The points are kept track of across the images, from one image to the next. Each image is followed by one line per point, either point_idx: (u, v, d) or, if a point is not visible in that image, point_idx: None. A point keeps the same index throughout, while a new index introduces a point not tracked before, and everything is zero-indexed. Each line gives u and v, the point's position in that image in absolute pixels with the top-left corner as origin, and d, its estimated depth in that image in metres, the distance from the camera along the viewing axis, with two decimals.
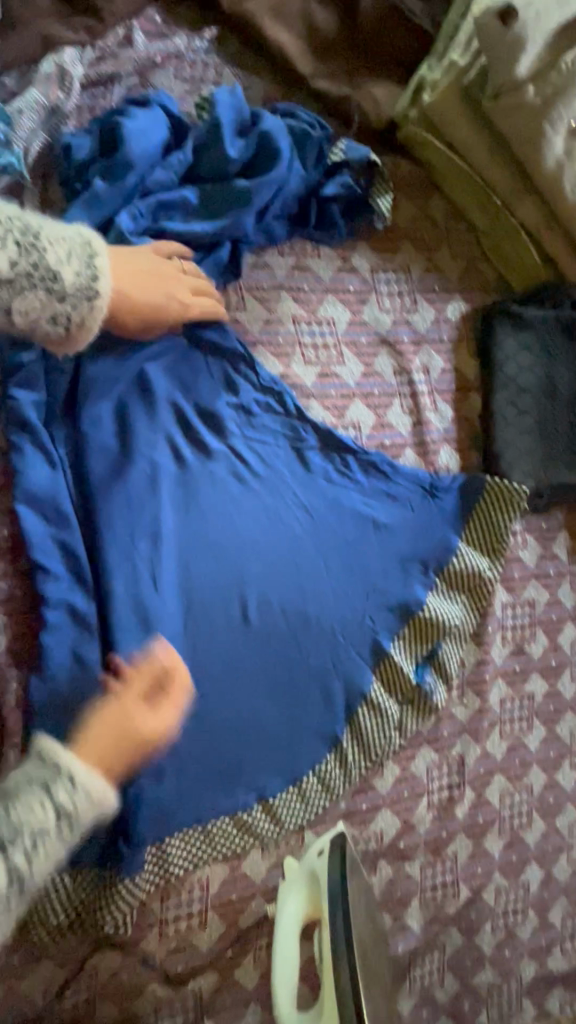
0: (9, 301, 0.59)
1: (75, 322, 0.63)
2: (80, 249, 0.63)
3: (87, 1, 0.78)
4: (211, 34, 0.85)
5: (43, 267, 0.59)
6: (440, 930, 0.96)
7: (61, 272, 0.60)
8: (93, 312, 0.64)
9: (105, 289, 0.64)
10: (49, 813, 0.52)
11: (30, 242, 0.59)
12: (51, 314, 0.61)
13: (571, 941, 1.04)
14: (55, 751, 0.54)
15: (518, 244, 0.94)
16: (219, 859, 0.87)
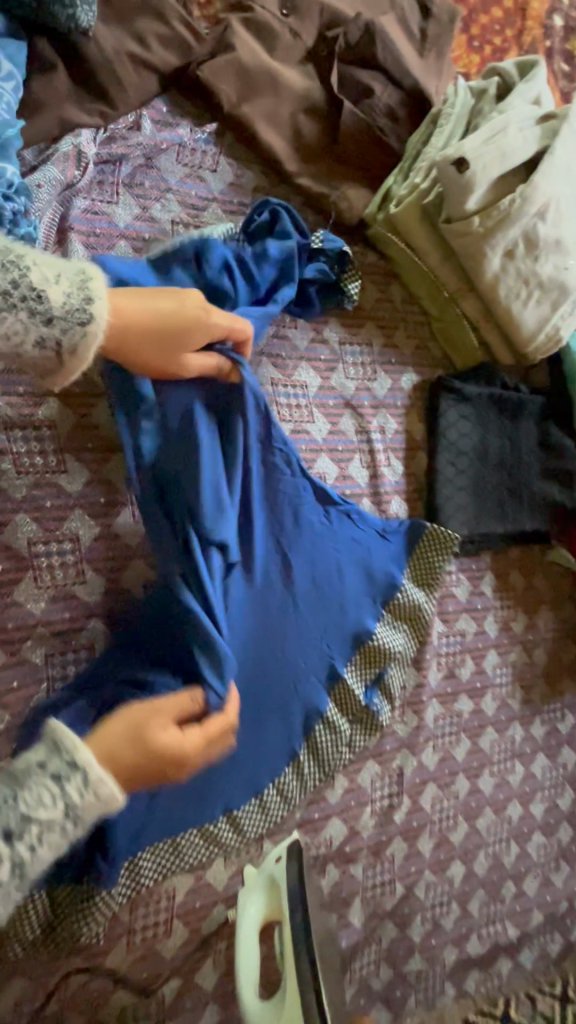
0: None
1: (67, 348, 0.55)
2: (74, 275, 0.56)
3: (102, 87, 0.86)
4: (210, 128, 0.96)
5: (25, 287, 0.52)
6: (377, 923, 1.09)
7: (46, 291, 0.53)
8: (86, 340, 0.55)
9: (101, 314, 0.55)
10: (58, 806, 0.50)
11: (10, 261, 0.52)
12: (38, 338, 0.53)
13: (487, 927, 1.20)
14: (68, 739, 0.52)
15: (462, 331, 1.12)
16: (186, 870, 0.94)
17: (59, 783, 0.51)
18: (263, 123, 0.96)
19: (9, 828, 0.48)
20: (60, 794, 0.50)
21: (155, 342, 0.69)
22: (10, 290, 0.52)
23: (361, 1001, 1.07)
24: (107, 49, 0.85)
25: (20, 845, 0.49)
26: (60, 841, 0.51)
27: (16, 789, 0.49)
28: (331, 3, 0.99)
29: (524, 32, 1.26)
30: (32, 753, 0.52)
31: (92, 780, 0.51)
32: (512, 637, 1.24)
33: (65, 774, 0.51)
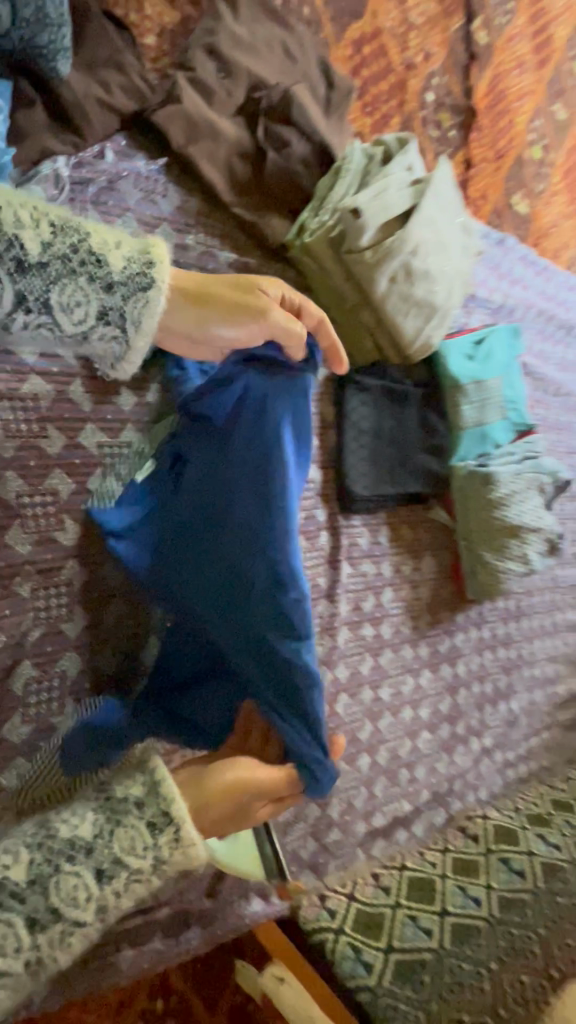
0: (48, 290, 0.53)
1: (130, 318, 0.59)
2: (131, 244, 0.59)
3: (75, 121, 1.05)
4: (162, 161, 1.18)
5: (85, 254, 0.55)
6: (305, 804, 1.37)
7: (106, 258, 0.56)
8: (148, 304, 0.59)
9: (160, 279, 0.60)
10: (147, 855, 0.66)
11: (71, 228, 0.54)
12: (101, 306, 0.56)
13: (389, 804, 1.50)
14: (170, 796, 0.68)
15: (363, 337, 1.41)
16: None
17: (153, 831, 0.66)
18: (205, 161, 1.20)
19: (102, 866, 0.65)
20: (149, 847, 0.66)
21: (233, 296, 0.67)
22: (69, 257, 0.54)
23: (293, 867, 1.32)
24: (78, 92, 1.04)
25: (109, 882, 0.65)
26: (143, 885, 0.67)
27: (113, 827, 0.66)
28: (256, 70, 1.25)
29: (404, 104, 1.62)
30: (131, 790, 0.69)
31: (181, 839, 0.67)
32: (403, 577, 1.58)
33: (157, 827, 0.67)
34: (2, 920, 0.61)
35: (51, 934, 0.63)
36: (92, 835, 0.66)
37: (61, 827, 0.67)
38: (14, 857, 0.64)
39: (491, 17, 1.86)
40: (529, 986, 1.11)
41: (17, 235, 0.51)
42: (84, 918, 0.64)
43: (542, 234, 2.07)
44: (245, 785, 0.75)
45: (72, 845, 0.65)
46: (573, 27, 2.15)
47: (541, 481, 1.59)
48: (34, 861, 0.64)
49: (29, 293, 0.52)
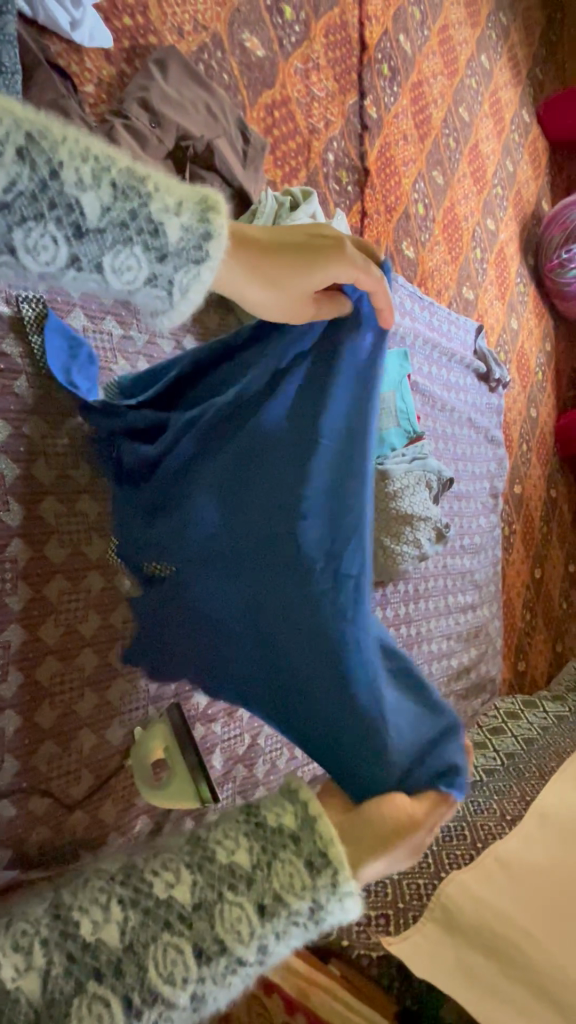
0: (101, 254, 0.53)
1: (178, 285, 0.58)
2: (194, 203, 0.57)
3: None
4: None
5: (143, 221, 0.54)
6: (233, 764, 1.50)
7: (164, 224, 0.55)
8: (197, 273, 0.58)
9: (215, 255, 0.59)
10: (305, 901, 0.59)
11: (132, 189, 0.53)
12: (151, 272, 0.56)
13: (309, 764, 1.68)
14: (330, 833, 0.62)
15: None
16: (89, 729, 1.25)
17: (311, 870, 0.60)
18: None
19: (263, 902, 0.59)
20: (308, 888, 0.60)
21: (282, 262, 0.70)
22: (126, 222, 0.53)
23: None
24: None
25: (269, 922, 0.58)
26: (300, 932, 0.60)
27: (271, 860, 0.60)
28: (184, 123, 1.47)
29: (309, 160, 1.92)
30: (284, 820, 0.63)
31: (339, 884, 0.60)
32: None
33: (316, 868, 0.61)
34: (171, 944, 0.56)
35: (215, 971, 0.56)
36: (252, 866, 0.60)
37: (218, 849, 0.60)
38: (174, 876, 0.58)
39: (380, 96, 2.23)
40: (423, 884, 1.34)
41: (76, 198, 0.51)
42: (247, 956, 0.57)
43: (426, 276, 2.46)
44: (409, 822, 0.66)
45: (232, 872, 0.59)
46: (447, 110, 2.61)
47: (429, 478, 1.89)
48: (197, 884, 0.58)
49: (82, 255, 0.53)
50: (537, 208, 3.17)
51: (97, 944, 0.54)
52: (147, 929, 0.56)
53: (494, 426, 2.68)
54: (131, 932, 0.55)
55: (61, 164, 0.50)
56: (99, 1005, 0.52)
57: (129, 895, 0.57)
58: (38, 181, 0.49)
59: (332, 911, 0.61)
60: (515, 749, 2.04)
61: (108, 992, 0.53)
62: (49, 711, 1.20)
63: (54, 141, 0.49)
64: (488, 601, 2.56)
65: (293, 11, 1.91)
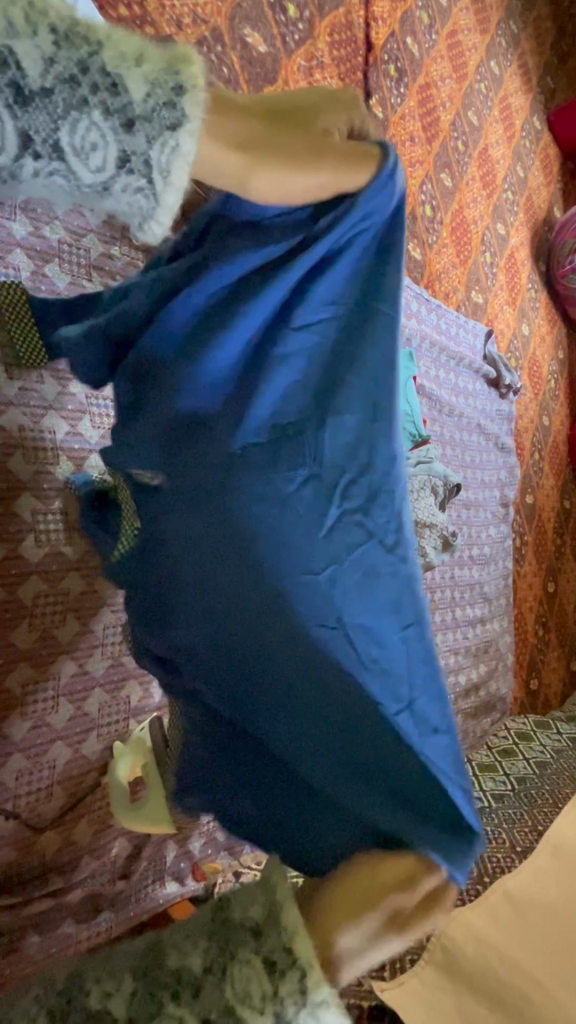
0: (56, 128, 0.49)
1: (156, 163, 0.52)
2: (156, 55, 0.50)
3: None
4: None
5: (97, 78, 0.48)
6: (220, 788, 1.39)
7: (123, 83, 0.49)
8: (175, 141, 0.52)
9: (192, 115, 0.51)
10: (267, 1011, 0.56)
11: (77, 38, 0.47)
12: (120, 149, 0.51)
13: None
14: (292, 921, 0.59)
15: None
16: (64, 742, 1.17)
17: (272, 973, 0.57)
18: None
19: (212, 1009, 0.57)
20: (268, 997, 0.57)
21: (291, 134, 0.61)
22: (77, 81, 0.48)
23: (208, 851, 1.34)
24: None
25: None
26: None
27: (226, 963, 0.59)
28: None
29: None
30: (252, 907, 0.61)
31: (309, 993, 0.57)
32: None
33: (278, 970, 0.58)
34: None
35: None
36: (203, 967, 0.59)
37: (172, 952, 0.61)
38: (117, 982, 0.60)
39: (386, 97, 2.20)
40: None
41: (10, 50, 0.45)
42: None
43: (434, 278, 2.40)
44: (372, 891, 0.62)
45: (179, 976, 0.59)
46: (455, 114, 2.57)
47: (434, 481, 1.81)
48: (136, 993, 0.59)
49: (34, 131, 0.48)
50: (549, 214, 3.10)
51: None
52: None
53: (505, 433, 2.59)
54: None
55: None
56: None
57: (73, 995, 0.60)
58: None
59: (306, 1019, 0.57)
60: (526, 773, 1.91)
61: None
62: (19, 722, 1.12)
63: None
64: (499, 616, 2.44)
65: (297, 9, 1.89)
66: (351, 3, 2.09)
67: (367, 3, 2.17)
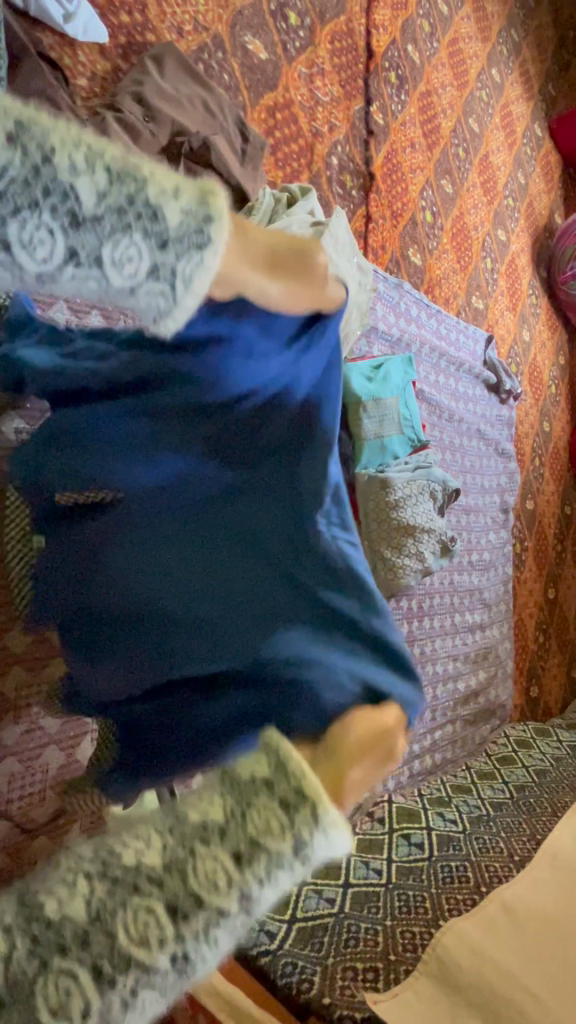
0: (100, 247, 0.48)
1: (181, 277, 0.51)
2: (197, 184, 0.51)
3: None
4: None
5: (141, 206, 0.49)
6: None
7: (164, 209, 0.49)
8: (205, 264, 0.52)
9: (218, 239, 0.52)
10: (286, 842, 0.51)
11: (129, 174, 0.48)
12: (153, 265, 0.50)
13: None
14: (299, 764, 0.53)
15: None
16: (57, 747, 1.16)
17: (288, 809, 0.51)
18: None
19: (240, 850, 0.50)
20: (287, 828, 0.51)
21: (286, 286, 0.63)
22: (124, 209, 0.48)
23: None
24: None
25: (249, 869, 0.50)
26: (287, 875, 0.52)
27: (245, 809, 0.51)
28: (179, 118, 1.44)
29: (311, 164, 1.89)
30: (256, 768, 0.53)
31: (322, 818, 0.52)
32: None
33: (294, 806, 0.51)
34: (141, 907, 0.47)
35: (196, 927, 0.48)
36: (225, 816, 0.51)
37: (191, 807, 0.51)
38: (145, 840, 0.49)
39: (387, 103, 2.21)
40: (418, 933, 1.20)
41: (71, 184, 0.46)
42: (227, 908, 0.49)
43: (434, 283, 2.40)
44: (374, 730, 0.64)
45: (204, 825, 0.50)
46: (456, 121, 2.58)
47: (433, 488, 1.81)
48: (167, 846, 0.49)
49: (80, 248, 0.48)
50: (550, 221, 3.11)
51: (61, 918, 0.46)
52: (115, 897, 0.47)
53: (504, 438, 2.58)
54: (98, 904, 0.46)
55: (54, 150, 0.46)
56: (65, 983, 0.45)
57: (96, 865, 0.48)
58: (30, 165, 0.45)
59: (320, 847, 0.52)
60: (525, 781, 1.90)
61: (73, 967, 0.45)
62: (13, 725, 1.12)
63: (46, 127, 0.45)
64: (498, 621, 2.43)
65: (298, 16, 1.90)
66: (352, 11, 2.11)
67: (369, 11, 2.18)
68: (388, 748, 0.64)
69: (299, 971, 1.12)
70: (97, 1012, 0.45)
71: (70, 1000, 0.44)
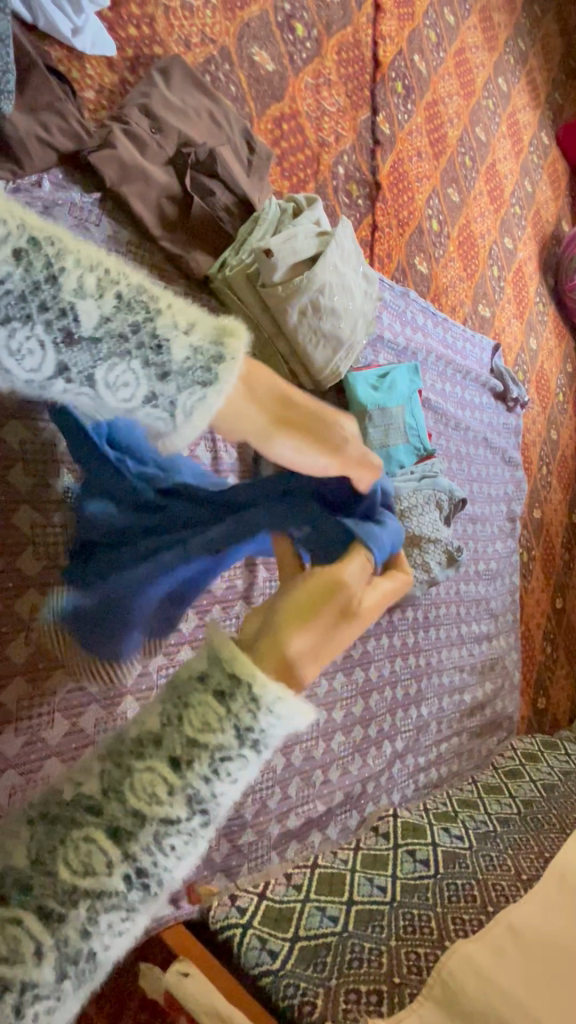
0: (94, 366, 0.51)
1: (181, 408, 0.54)
2: (213, 328, 0.55)
3: (13, 153, 1.21)
4: (95, 195, 1.35)
5: (145, 336, 0.52)
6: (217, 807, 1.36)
7: (169, 343, 0.53)
8: (206, 400, 0.55)
9: (223, 378, 0.55)
10: (229, 729, 0.56)
11: (139, 306, 0.52)
12: (150, 391, 0.53)
13: (301, 807, 1.53)
14: (222, 643, 0.58)
15: (278, 363, 1.52)
16: (58, 759, 1.15)
17: (223, 699, 0.56)
18: (136, 199, 1.37)
19: (176, 756, 0.56)
20: (225, 717, 0.56)
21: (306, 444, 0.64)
22: (125, 336, 0.51)
23: (204, 872, 1.31)
24: (20, 129, 1.21)
25: (189, 770, 0.56)
26: (240, 766, 0.58)
27: (181, 712, 0.57)
28: (185, 129, 1.45)
29: (318, 173, 1.89)
30: (196, 664, 0.59)
31: (257, 693, 0.57)
32: None
33: (228, 696, 0.56)
34: (81, 839, 0.54)
35: (145, 841, 0.54)
36: (160, 725, 0.57)
37: (130, 729, 0.59)
38: (86, 773, 0.58)
39: (393, 113, 2.21)
40: (423, 954, 1.17)
41: (72, 305, 0.50)
42: (174, 814, 0.55)
43: (440, 292, 2.39)
44: (321, 593, 0.63)
45: (140, 740, 0.57)
46: (463, 130, 2.58)
47: (439, 497, 1.79)
48: (105, 772, 0.57)
49: (72, 365, 0.51)
50: (557, 228, 3.10)
51: (6, 868, 0.54)
52: (54, 837, 0.55)
53: (512, 446, 2.56)
54: (37, 845, 0.55)
55: (64, 271, 0.49)
56: (14, 932, 0.51)
57: (39, 812, 0.57)
58: (32, 282, 0.48)
59: (264, 717, 0.57)
60: (533, 795, 1.86)
61: (18, 912, 0.51)
62: (13, 738, 1.11)
63: (64, 254, 0.50)
64: (505, 632, 2.40)
65: (305, 27, 1.91)
66: (359, 22, 2.12)
67: (376, 21, 2.19)
68: (342, 606, 0.63)
69: (301, 992, 1.09)
70: (52, 948, 0.51)
71: (20, 945, 0.51)
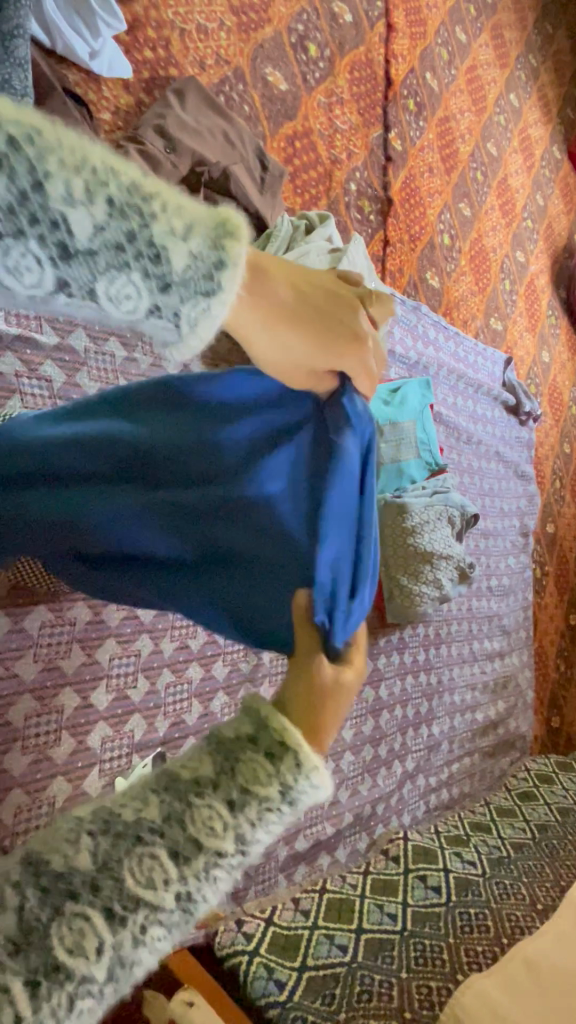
0: (93, 282, 0.40)
1: (186, 320, 0.44)
2: (213, 223, 0.43)
3: None
4: None
5: (144, 246, 0.40)
6: None
7: (170, 249, 0.41)
8: (206, 314, 0.44)
9: (229, 288, 0.44)
10: (275, 787, 0.52)
11: (134, 208, 0.39)
12: (154, 306, 0.42)
13: (310, 828, 1.51)
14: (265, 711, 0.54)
15: None
16: (65, 778, 1.14)
17: (274, 758, 0.52)
18: None
19: (232, 797, 0.51)
20: (275, 773, 0.52)
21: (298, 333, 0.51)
22: (124, 247, 0.39)
23: None
24: None
25: (242, 814, 0.51)
26: (275, 819, 0.53)
27: (235, 760, 0.52)
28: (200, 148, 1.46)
29: (330, 190, 1.91)
30: (241, 726, 0.54)
31: (305, 762, 0.52)
32: None
33: (279, 756, 0.52)
34: (145, 854, 0.48)
35: (195, 870, 0.49)
36: (216, 770, 0.52)
37: (183, 767, 0.52)
38: (142, 800, 0.50)
39: (405, 130, 2.22)
40: (434, 988, 1.13)
41: (64, 217, 0.37)
42: (226, 851, 0.50)
43: (452, 306, 2.39)
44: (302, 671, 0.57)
45: (197, 779, 0.51)
46: (474, 145, 2.59)
47: (451, 512, 1.77)
48: (166, 799, 0.50)
49: (73, 284, 0.40)
50: (570, 242, 3.09)
51: (69, 870, 0.46)
52: (119, 847, 0.48)
53: (524, 460, 2.54)
54: (104, 853, 0.47)
55: (48, 174, 0.36)
56: (79, 922, 0.45)
57: (99, 823, 0.49)
58: (15, 189, 0.35)
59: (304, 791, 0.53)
60: (548, 819, 1.82)
61: (86, 909, 0.45)
62: (20, 757, 1.10)
63: (47, 144, 0.36)
64: (518, 649, 2.36)
65: (318, 48, 1.93)
66: (371, 42, 2.14)
67: (388, 40, 2.20)
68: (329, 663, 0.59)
69: None
70: (112, 944, 0.45)
71: (84, 939, 0.45)
